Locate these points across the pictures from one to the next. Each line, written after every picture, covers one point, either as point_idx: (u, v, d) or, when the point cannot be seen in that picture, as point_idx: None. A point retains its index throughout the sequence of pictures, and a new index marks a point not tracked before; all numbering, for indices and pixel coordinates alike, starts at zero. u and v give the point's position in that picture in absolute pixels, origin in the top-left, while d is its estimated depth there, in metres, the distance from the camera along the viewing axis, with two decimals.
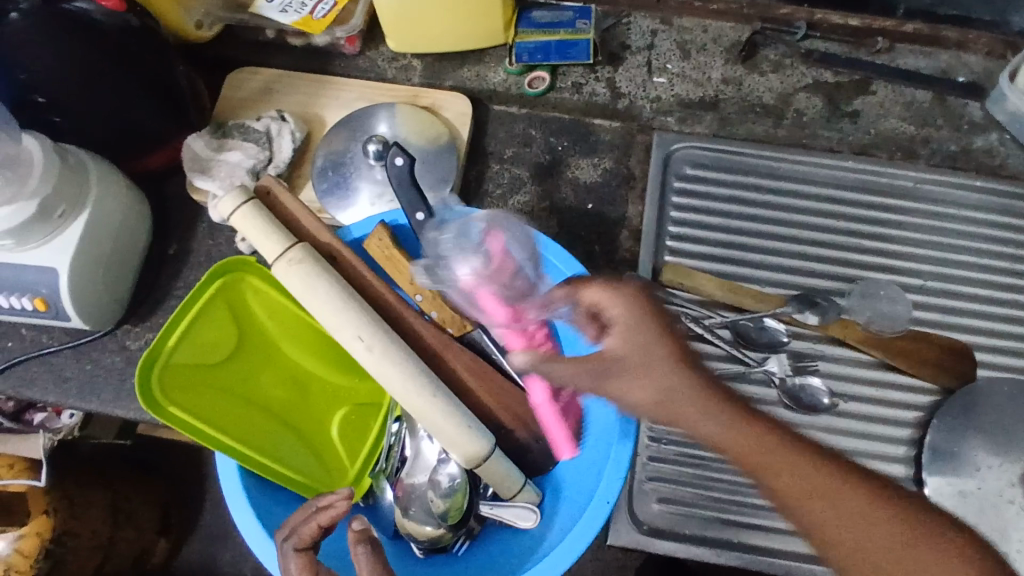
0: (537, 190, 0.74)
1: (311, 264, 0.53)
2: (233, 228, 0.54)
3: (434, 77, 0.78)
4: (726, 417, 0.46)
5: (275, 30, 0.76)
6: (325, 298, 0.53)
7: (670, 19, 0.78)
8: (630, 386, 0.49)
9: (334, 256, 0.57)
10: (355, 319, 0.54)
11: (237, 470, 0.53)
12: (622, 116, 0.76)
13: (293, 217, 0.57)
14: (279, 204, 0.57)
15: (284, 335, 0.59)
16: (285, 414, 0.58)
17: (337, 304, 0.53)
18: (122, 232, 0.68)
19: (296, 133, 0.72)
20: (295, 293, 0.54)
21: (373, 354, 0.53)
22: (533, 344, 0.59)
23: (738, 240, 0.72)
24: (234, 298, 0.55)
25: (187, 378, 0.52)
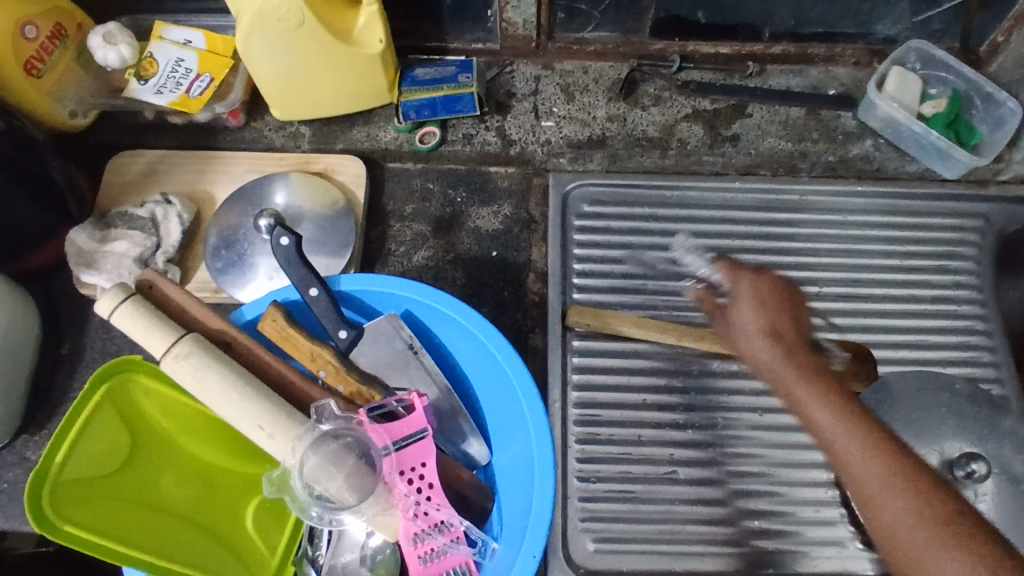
0: (439, 244, 0.74)
1: (200, 356, 0.52)
2: (116, 329, 0.53)
3: (324, 142, 0.77)
4: (813, 396, 0.47)
5: (153, 112, 0.74)
6: (219, 391, 0.52)
7: (551, 63, 0.80)
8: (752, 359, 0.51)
9: (227, 342, 0.55)
10: (253, 408, 0.53)
11: None
12: (516, 162, 0.77)
13: (179, 308, 0.55)
14: (164, 295, 0.55)
15: (183, 428, 0.55)
16: (198, 513, 0.54)
17: (232, 394, 0.53)
18: (8, 339, 0.64)
19: (184, 215, 0.70)
20: (188, 387, 0.53)
21: (275, 441, 0.53)
22: (412, 497, 0.56)
23: (641, 270, 0.73)
24: (125, 401, 0.52)
25: (82, 492, 0.49)
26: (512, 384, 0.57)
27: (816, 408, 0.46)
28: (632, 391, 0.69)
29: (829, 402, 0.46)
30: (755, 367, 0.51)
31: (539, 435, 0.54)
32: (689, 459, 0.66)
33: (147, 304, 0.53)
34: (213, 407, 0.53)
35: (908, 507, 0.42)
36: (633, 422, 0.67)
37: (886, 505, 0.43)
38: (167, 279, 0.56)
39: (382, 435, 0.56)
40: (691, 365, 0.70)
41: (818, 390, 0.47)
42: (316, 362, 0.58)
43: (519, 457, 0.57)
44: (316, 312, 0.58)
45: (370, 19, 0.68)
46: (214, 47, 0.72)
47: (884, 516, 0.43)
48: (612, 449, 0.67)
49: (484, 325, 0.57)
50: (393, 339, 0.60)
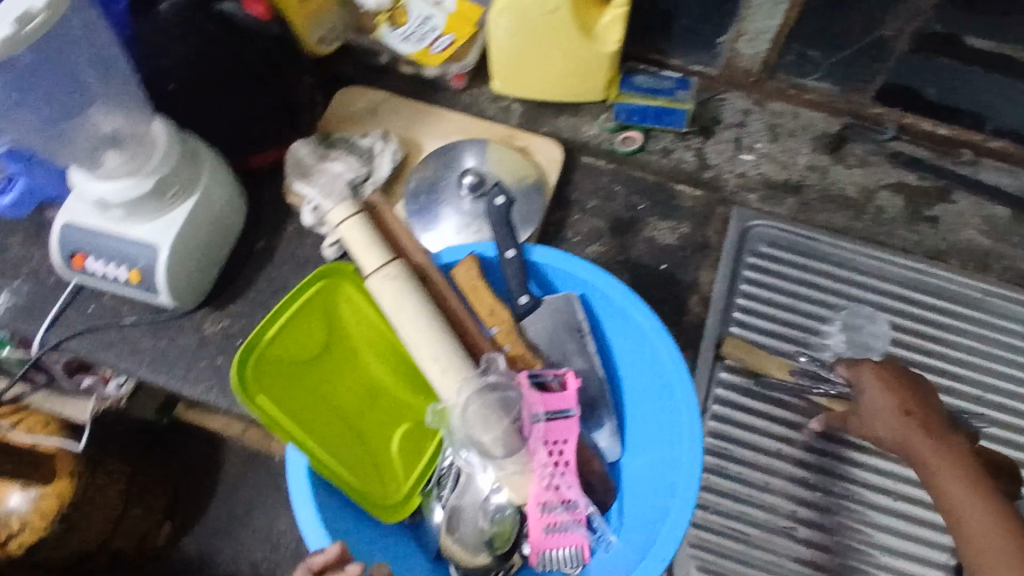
0: (614, 243, 0.76)
1: (404, 283, 0.57)
2: (339, 238, 0.58)
3: (531, 122, 0.81)
4: (946, 475, 0.56)
5: (389, 57, 0.81)
6: (411, 318, 0.57)
7: (763, 101, 0.81)
8: (882, 430, 0.60)
9: (423, 277, 0.60)
10: (435, 341, 0.57)
11: (306, 471, 0.53)
12: (706, 185, 0.78)
13: (392, 235, 0.60)
14: (381, 222, 0.61)
15: (364, 343, 0.60)
16: (356, 423, 0.58)
17: (420, 324, 0.57)
18: (220, 221, 0.71)
19: (396, 155, 0.76)
20: (384, 306, 0.57)
21: (446, 377, 0.57)
22: (550, 469, 0.57)
23: (802, 322, 0.73)
24: (328, 303, 0.57)
25: (276, 372, 0.54)
26: (673, 395, 0.57)
27: (940, 475, 0.56)
28: (768, 436, 0.68)
29: (956, 472, 0.56)
30: (885, 438, 0.60)
31: (689, 453, 0.54)
32: (810, 520, 0.66)
33: (370, 224, 0.58)
34: (400, 331, 0.58)
35: None
36: (765, 468, 0.67)
37: None
38: (387, 206, 0.61)
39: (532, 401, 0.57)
40: (833, 430, 0.69)
41: (951, 466, 0.56)
42: (492, 318, 0.61)
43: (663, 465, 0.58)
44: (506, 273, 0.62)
45: (614, 19, 0.71)
46: (462, 13, 0.76)
47: None
48: (736, 488, 0.67)
49: (659, 331, 0.58)
50: (565, 318, 0.62)
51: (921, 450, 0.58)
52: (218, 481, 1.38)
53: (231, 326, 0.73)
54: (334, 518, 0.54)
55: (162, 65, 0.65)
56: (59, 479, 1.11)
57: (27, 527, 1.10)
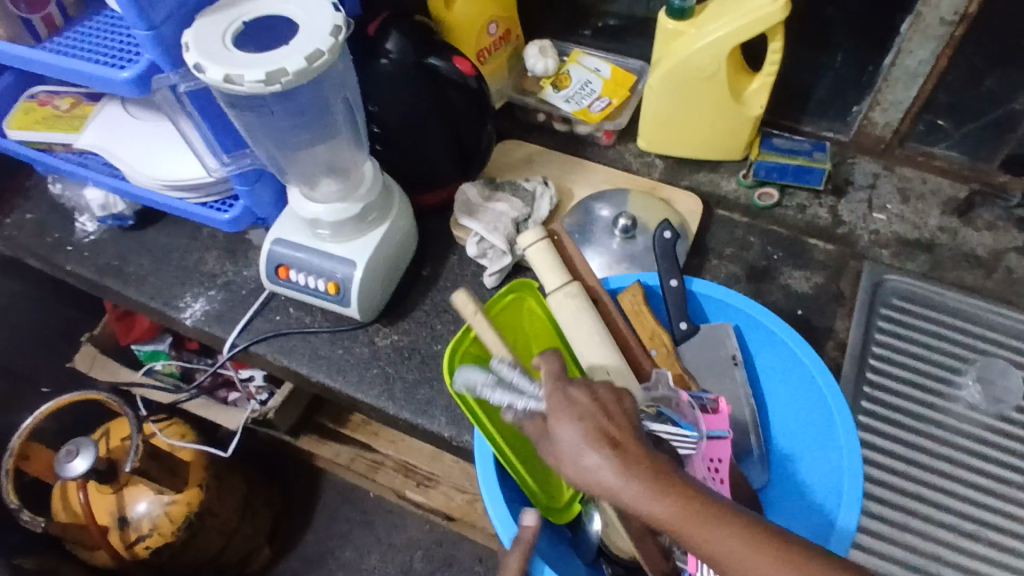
0: (750, 288, 0.82)
1: (583, 302, 0.64)
2: (527, 259, 0.66)
3: (672, 176, 0.89)
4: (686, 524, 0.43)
5: (546, 116, 0.92)
6: (587, 333, 0.63)
7: (892, 166, 0.87)
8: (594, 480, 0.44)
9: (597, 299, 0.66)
10: (608, 356, 0.63)
11: (492, 458, 0.60)
12: (838, 240, 0.83)
13: (571, 260, 0.67)
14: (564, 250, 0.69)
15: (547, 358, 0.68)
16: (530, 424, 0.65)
17: (595, 339, 0.63)
18: (400, 248, 0.81)
19: (553, 198, 0.85)
20: (562, 321, 0.64)
21: None
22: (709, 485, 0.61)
23: (936, 372, 0.77)
24: (513, 314, 0.67)
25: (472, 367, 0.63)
26: (831, 422, 0.61)
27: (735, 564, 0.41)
28: (906, 480, 0.71)
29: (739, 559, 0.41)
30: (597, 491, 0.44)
31: (848, 456, 0.59)
32: (954, 563, 0.68)
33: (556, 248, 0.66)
34: (575, 344, 0.64)
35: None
36: (907, 510, 0.70)
37: None
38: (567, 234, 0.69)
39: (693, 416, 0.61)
40: (972, 479, 0.71)
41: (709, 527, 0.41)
42: (653, 341, 0.67)
43: (821, 488, 0.62)
44: (669, 302, 0.68)
45: (761, 86, 0.79)
46: (617, 80, 0.89)
47: None
48: (879, 528, 0.69)
49: (810, 353, 0.63)
50: (719, 346, 0.68)
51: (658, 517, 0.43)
52: (316, 510, 1.41)
53: (400, 340, 0.81)
54: (512, 504, 0.60)
55: (372, 111, 0.76)
56: (189, 488, 1.14)
57: (156, 533, 1.12)
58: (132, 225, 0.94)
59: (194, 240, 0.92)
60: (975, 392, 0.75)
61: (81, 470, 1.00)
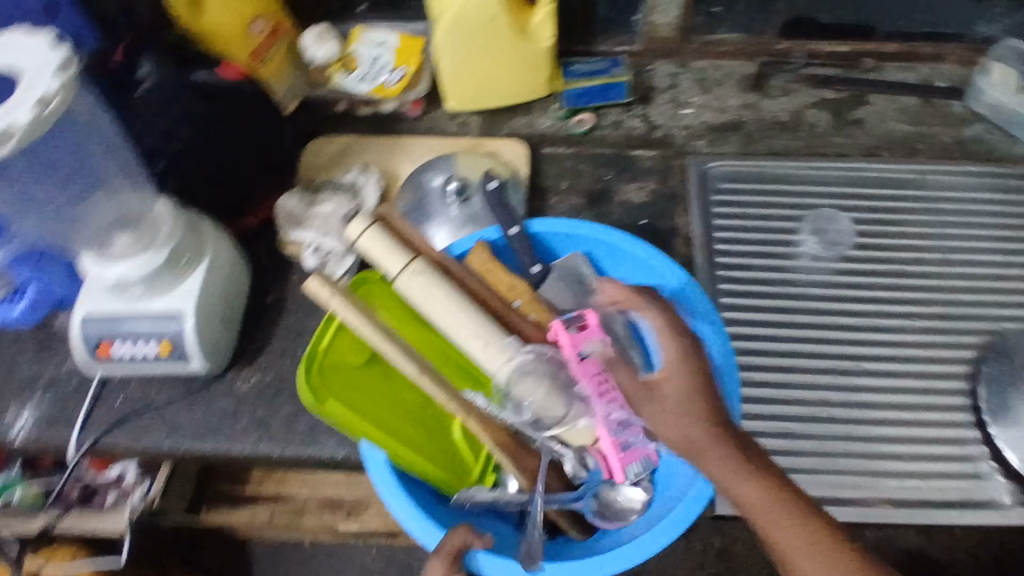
0: (594, 214, 0.82)
1: (431, 274, 0.62)
2: (360, 249, 0.63)
3: (490, 129, 0.88)
4: (744, 485, 0.50)
5: (347, 103, 0.88)
6: (443, 304, 0.61)
7: (686, 62, 0.90)
8: (674, 430, 0.53)
9: (445, 269, 0.65)
10: (472, 320, 0.61)
11: (387, 465, 0.56)
12: (658, 144, 0.86)
13: (408, 237, 0.65)
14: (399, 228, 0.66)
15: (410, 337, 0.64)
16: (418, 414, 0.61)
17: (454, 308, 0.61)
18: (231, 283, 0.75)
19: (379, 183, 0.82)
20: (416, 300, 0.62)
21: (490, 349, 0.61)
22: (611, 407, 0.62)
23: (775, 238, 0.81)
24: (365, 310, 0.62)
25: (335, 381, 0.58)
26: (692, 315, 0.64)
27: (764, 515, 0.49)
28: (778, 342, 0.75)
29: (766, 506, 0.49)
30: (675, 439, 0.53)
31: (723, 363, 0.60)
32: (840, 400, 0.72)
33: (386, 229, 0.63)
34: (436, 320, 0.62)
35: (798, 539, 0.48)
36: (787, 368, 0.74)
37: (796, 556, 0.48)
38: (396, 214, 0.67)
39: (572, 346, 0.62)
40: (832, 320, 0.76)
41: (758, 487, 0.50)
42: (513, 292, 0.65)
43: None
44: (516, 249, 0.67)
45: (544, 17, 0.79)
46: (406, 46, 0.85)
47: None
48: (768, 393, 0.73)
49: (680, 275, 0.65)
50: (576, 277, 0.68)
51: (720, 466, 0.51)
52: None
53: (264, 377, 0.76)
54: (423, 502, 0.57)
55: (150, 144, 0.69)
56: None
57: None
58: None
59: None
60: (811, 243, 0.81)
61: None
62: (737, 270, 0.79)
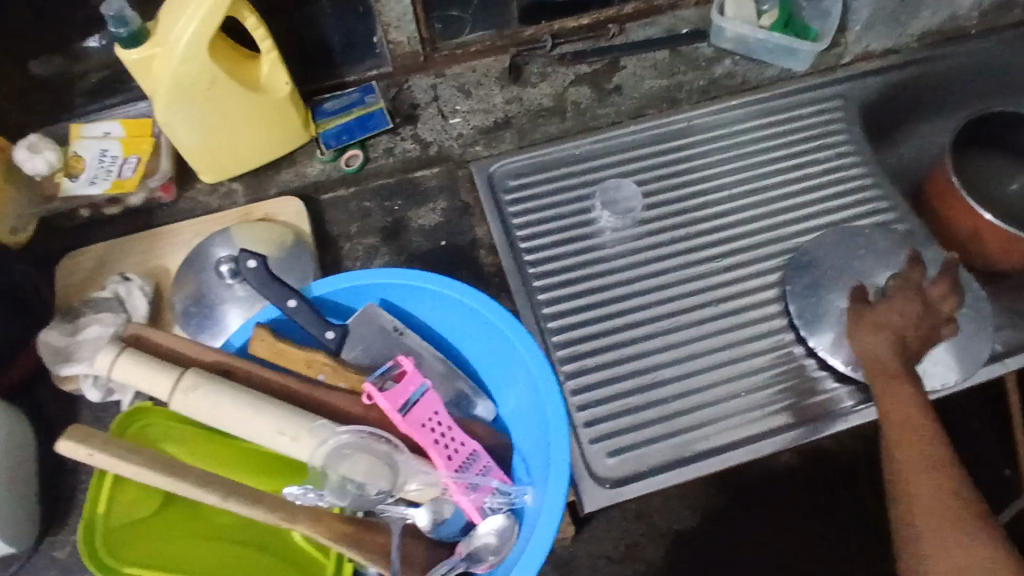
0: (391, 249, 0.79)
1: (208, 383, 0.55)
2: (120, 380, 0.56)
3: (258, 190, 0.82)
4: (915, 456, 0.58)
5: (90, 208, 0.79)
6: (232, 410, 0.55)
7: (442, 70, 0.88)
8: (867, 352, 0.66)
9: (225, 369, 0.59)
10: (273, 415, 0.56)
11: None
12: (437, 161, 0.84)
13: (175, 350, 0.59)
14: (160, 348, 0.59)
15: (218, 465, 0.60)
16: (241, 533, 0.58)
17: (246, 410, 0.55)
18: (8, 447, 0.66)
19: (146, 287, 0.74)
20: (201, 416, 0.56)
21: (300, 441, 0.55)
22: (451, 455, 0.60)
23: (572, 220, 0.81)
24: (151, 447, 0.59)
25: (130, 535, 0.55)
26: (499, 331, 0.62)
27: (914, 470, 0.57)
28: (600, 322, 0.75)
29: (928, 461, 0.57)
30: (868, 361, 0.65)
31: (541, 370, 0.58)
32: (670, 360, 0.73)
33: (141, 352, 0.57)
34: (230, 429, 0.56)
35: (934, 492, 0.56)
36: (615, 346, 0.74)
37: (922, 491, 0.56)
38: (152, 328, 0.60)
39: (397, 404, 0.59)
40: (643, 285, 0.77)
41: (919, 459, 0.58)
42: (313, 367, 0.61)
43: (522, 394, 0.62)
44: (301, 322, 0.62)
45: (273, 66, 0.74)
46: (133, 133, 0.78)
47: (925, 508, 0.56)
48: (603, 375, 0.72)
49: (469, 294, 0.62)
50: (375, 326, 0.65)
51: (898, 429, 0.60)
52: None
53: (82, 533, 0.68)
54: None
55: None
56: None
57: None
58: None
59: None
60: (606, 216, 0.81)
61: None
62: (544, 263, 0.78)
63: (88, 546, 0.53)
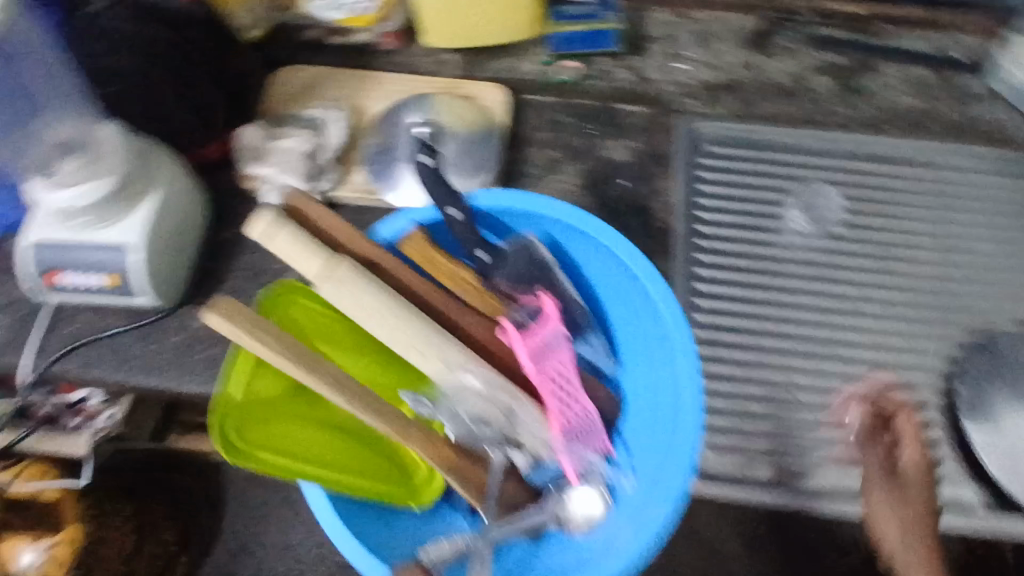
0: (573, 169, 0.78)
1: (362, 279, 0.52)
2: (267, 250, 0.51)
3: (472, 68, 0.83)
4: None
5: (322, 31, 0.83)
6: (378, 316, 0.53)
7: (685, 14, 0.85)
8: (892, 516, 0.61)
9: (376, 265, 0.57)
10: (422, 334, 0.54)
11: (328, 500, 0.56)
12: (648, 100, 0.81)
13: (330, 232, 0.56)
14: (306, 219, 0.56)
15: (344, 351, 0.62)
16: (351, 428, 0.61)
17: (398, 319, 0.53)
18: (185, 216, 0.71)
19: (344, 122, 0.77)
20: (343, 309, 0.53)
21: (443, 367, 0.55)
22: (568, 415, 0.62)
23: (759, 209, 0.77)
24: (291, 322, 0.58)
25: (259, 417, 0.55)
26: (654, 309, 0.61)
27: None
28: (749, 319, 0.72)
29: None
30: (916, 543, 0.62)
31: (689, 364, 0.58)
32: (805, 385, 0.69)
33: (295, 224, 0.51)
34: (373, 331, 0.54)
35: None
36: (753, 347, 0.71)
37: None
38: (312, 202, 0.57)
39: (536, 349, 0.59)
40: (807, 300, 0.73)
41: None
42: (458, 283, 0.61)
43: (654, 373, 0.63)
44: (456, 232, 0.63)
45: None
46: None
47: None
48: (731, 370, 0.70)
49: (643, 265, 0.61)
50: (528, 258, 0.65)
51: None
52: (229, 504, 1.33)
53: None
54: (369, 535, 0.57)
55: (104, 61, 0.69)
56: (67, 527, 1.06)
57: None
58: None
59: None
60: (796, 219, 0.77)
61: None
62: (715, 240, 0.76)
63: (223, 431, 0.52)
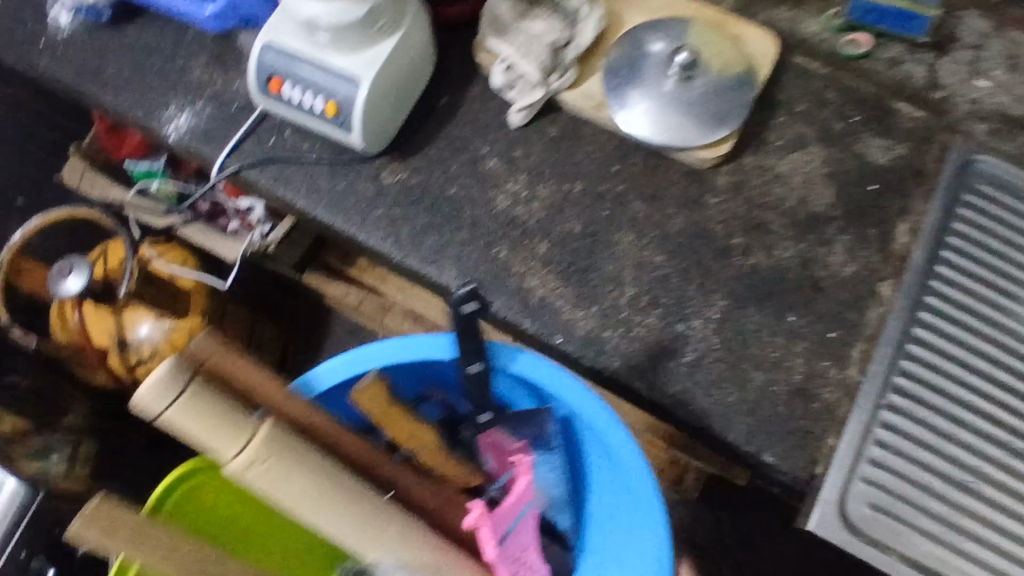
0: (820, 153, 0.70)
1: (213, 409, 0.51)
2: (134, 406, 0.51)
3: (744, 10, 0.75)
4: None
5: None
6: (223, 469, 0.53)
7: (1005, 26, 0.73)
8: None
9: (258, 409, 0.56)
10: (305, 485, 0.55)
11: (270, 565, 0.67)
12: (930, 107, 0.70)
13: (222, 394, 0.52)
14: (195, 368, 0.53)
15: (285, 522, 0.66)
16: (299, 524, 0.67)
17: (282, 480, 0.54)
18: (413, 69, 0.68)
19: (600, 22, 0.72)
20: (191, 435, 0.52)
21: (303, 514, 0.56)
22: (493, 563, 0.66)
23: (1008, 275, 0.68)
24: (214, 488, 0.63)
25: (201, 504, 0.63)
26: (635, 495, 0.65)
27: None
28: (958, 387, 0.65)
29: None
30: None
31: (656, 569, 0.64)
32: (991, 477, 0.63)
33: (205, 393, 0.51)
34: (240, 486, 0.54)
35: None
36: (952, 418, 0.64)
37: None
38: (196, 360, 0.53)
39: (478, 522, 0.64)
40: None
41: None
42: (414, 439, 0.60)
43: (632, 543, 0.67)
44: (472, 381, 0.62)
45: None
46: None
47: None
48: (919, 432, 0.63)
49: (651, 485, 0.63)
50: (535, 425, 0.67)
51: None
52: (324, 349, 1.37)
53: (410, 179, 0.71)
54: None
55: None
56: (191, 316, 1.07)
57: (157, 358, 1.04)
58: (110, 23, 0.80)
59: (179, 43, 0.79)
60: None
61: (75, 287, 1.01)
62: (949, 290, 0.67)
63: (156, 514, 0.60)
